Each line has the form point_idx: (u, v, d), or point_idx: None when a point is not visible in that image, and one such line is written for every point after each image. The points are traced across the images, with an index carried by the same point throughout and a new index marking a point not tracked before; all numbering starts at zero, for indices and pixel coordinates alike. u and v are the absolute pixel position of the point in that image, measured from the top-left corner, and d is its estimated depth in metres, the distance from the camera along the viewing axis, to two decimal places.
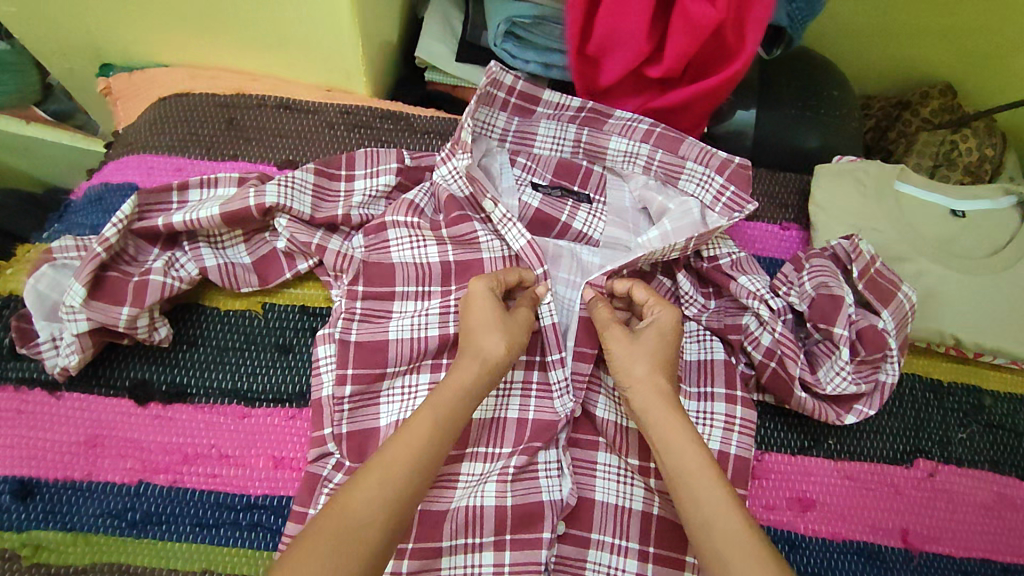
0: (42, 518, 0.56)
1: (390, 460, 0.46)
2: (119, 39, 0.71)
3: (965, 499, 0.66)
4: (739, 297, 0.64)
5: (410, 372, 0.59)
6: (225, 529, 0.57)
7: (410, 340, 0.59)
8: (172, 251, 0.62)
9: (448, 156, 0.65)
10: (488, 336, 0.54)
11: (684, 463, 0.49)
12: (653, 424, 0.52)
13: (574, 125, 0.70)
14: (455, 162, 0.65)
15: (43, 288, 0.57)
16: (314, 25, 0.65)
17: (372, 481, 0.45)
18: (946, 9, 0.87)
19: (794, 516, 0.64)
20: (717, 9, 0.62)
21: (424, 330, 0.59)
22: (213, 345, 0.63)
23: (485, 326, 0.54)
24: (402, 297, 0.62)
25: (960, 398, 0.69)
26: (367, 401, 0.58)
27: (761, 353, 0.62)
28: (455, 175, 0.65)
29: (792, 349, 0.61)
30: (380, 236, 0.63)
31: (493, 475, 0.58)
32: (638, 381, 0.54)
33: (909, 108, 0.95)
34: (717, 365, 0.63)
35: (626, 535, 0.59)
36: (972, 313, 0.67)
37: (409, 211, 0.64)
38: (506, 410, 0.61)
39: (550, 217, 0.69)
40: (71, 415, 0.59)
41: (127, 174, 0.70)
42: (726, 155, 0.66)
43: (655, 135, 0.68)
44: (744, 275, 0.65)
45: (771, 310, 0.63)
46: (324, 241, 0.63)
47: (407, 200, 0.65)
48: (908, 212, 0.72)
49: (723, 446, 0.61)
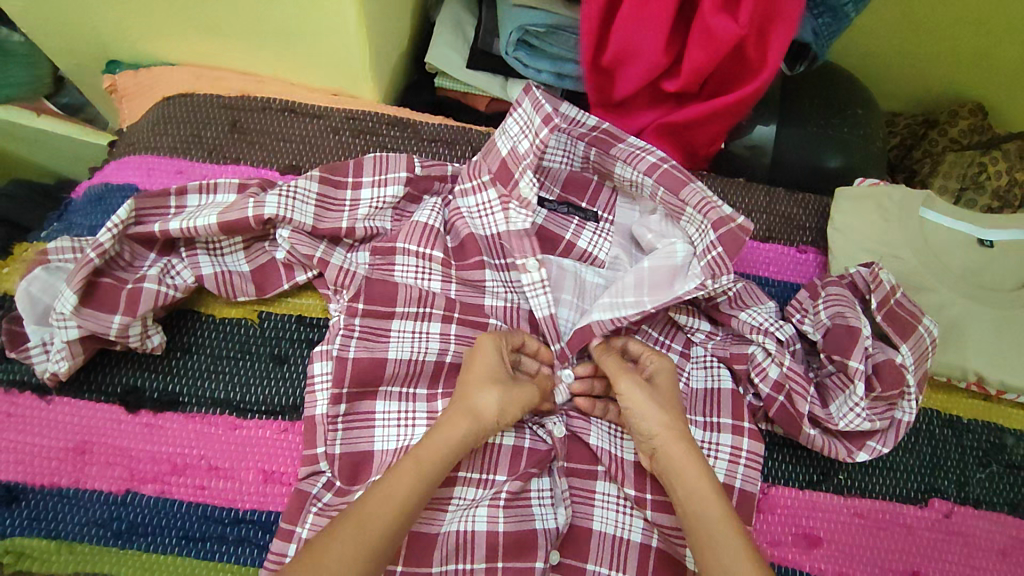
0: (26, 525, 0.55)
1: (374, 517, 0.45)
2: (126, 37, 0.70)
3: (982, 543, 0.63)
4: (743, 331, 0.62)
5: (405, 397, 0.59)
6: (212, 543, 0.56)
7: (408, 362, 0.58)
8: (168, 257, 0.61)
9: (477, 187, 0.64)
10: (482, 392, 0.52)
11: (705, 511, 0.48)
12: (673, 468, 0.51)
13: (583, 143, 0.67)
14: (486, 195, 0.64)
15: (35, 291, 0.56)
16: (323, 29, 0.64)
17: (341, 541, 0.43)
18: (979, 26, 0.84)
19: (800, 553, 0.61)
20: (740, 24, 0.59)
21: (423, 354, 0.59)
22: (207, 353, 0.61)
23: (481, 381, 0.53)
24: (402, 316, 0.60)
25: (980, 436, 0.66)
26: (364, 423, 0.57)
27: (768, 386, 0.60)
28: (485, 209, 0.64)
29: (802, 385, 0.59)
30: (385, 256, 0.62)
31: (485, 500, 0.57)
32: (655, 421, 0.53)
33: (936, 127, 0.92)
34: (723, 395, 0.61)
35: (623, 568, 0.57)
36: (996, 349, 0.64)
37: (421, 238, 0.62)
38: (501, 437, 0.59)
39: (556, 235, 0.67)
40: (60, 419, 0.58)
41: (128, 174, 0.69)
42: (728, 211, 0.60)
43: (662, 170, 0.63)
44: (744, 311, 0.63)
45: (778, 341, 0.61)
46: (326, 255, 0.61)
47: (421, 222, 0.63)
48: (934, 239, 0.69)
49: (729, 478, 0.58)
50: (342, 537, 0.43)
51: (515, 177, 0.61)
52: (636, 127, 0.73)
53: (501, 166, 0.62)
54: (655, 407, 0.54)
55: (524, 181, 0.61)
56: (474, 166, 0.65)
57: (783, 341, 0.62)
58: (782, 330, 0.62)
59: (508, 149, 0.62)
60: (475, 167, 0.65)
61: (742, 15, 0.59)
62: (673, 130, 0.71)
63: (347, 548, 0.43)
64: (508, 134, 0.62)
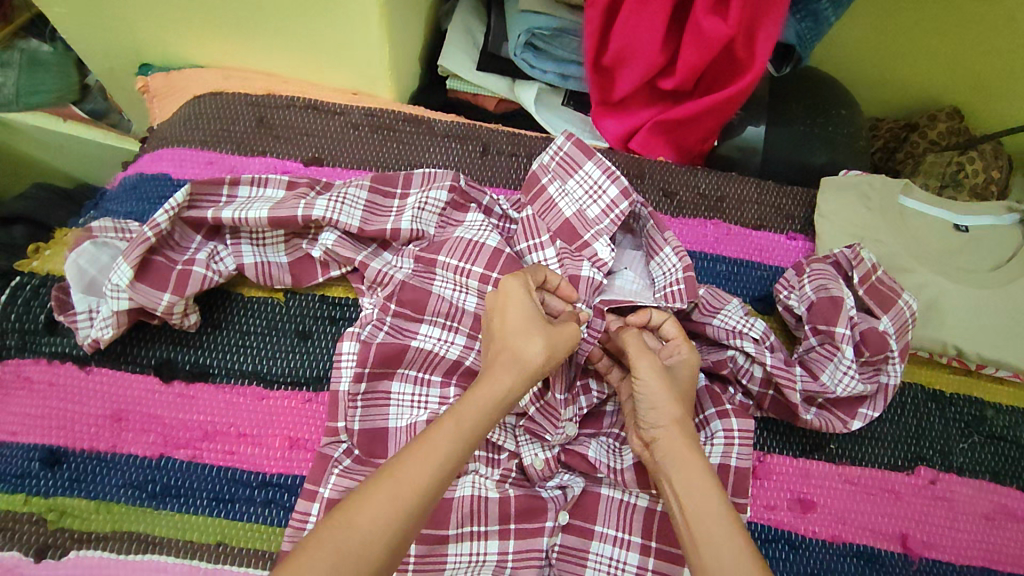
0: (67, 486, 0.59)
1: (413, 477, 0.44)
2: (159, 42, 0.76)
3: (965, 508, 0.66)
4: (719, 338, 0.64)
5: (421, 381, 0.62)
6: (240, 504, 0.59)
7: (428, 351, 0.62)
8: (214, 243, 0.66)
9: (535, 246, 0.68)
10: (528, 339, 0.53)
11: (706, 514, 0.46)
12: (677, 467, 0.50)
13: (598, 169, 0.69)
14: (544, 252, 0.67)
15: (84, 262, 0.61)
16: (344, 31, 0.69)
17: (382, 496, 0.43)
18: (954, 33, 0.90)
19: (795, 517, 0.65)
20: (730, 25, 0.64)
21: (447, 346, 0.63)
22: (236, 329, 0.65)
23: (524, 329, 0.53)
24: (429, 322, 0.64)
25: (963, 408, 0.70)
26: (379, 401, 0.61)
27: (757, 385, 0.64)
28: (542, 265, 0.67)
29: (788, 377, 0.62)
30: (428, 265, 0.65)
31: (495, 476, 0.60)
32: (666, 412, 0.53)
33: (917, 130, 0.97)
34: (700, 394, 0.64)
35: (629, 529, 0.60)
36: (974, 325, 0.68)
37: (463, 253, 0.65)
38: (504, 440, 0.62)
39: (575, 231, 0.68)
40: (98, 388, 0.62)
41: (162, 166, 0.74)
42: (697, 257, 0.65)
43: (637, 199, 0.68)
44: (716, 316, 0.65)
45: (755, 341, 0.64)
46: (366, 259, 0.65)
47: (464, 238, 0.66)
48: (913, 225, 0.74)
49: (724, 459, 0.60)
50: (377, 498, 0.43)
51: (583, 238, 0.68)
52: (636, 123, 0.79)
53: (564, 225, 0.68)
54: (669, 398, 0.54)
55: (598, 241, 0.67)
56: (528, 225, 0.68)
57: (757, 340, 0.64)
58: (755, 329, 0.64)
59: (574, 211, 0.68)
60: (529, 226, 0.68)
61: (732, 16, 0.64)
62: (669, 127, 0.77)
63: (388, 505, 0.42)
64: (572, 197, 0.69)
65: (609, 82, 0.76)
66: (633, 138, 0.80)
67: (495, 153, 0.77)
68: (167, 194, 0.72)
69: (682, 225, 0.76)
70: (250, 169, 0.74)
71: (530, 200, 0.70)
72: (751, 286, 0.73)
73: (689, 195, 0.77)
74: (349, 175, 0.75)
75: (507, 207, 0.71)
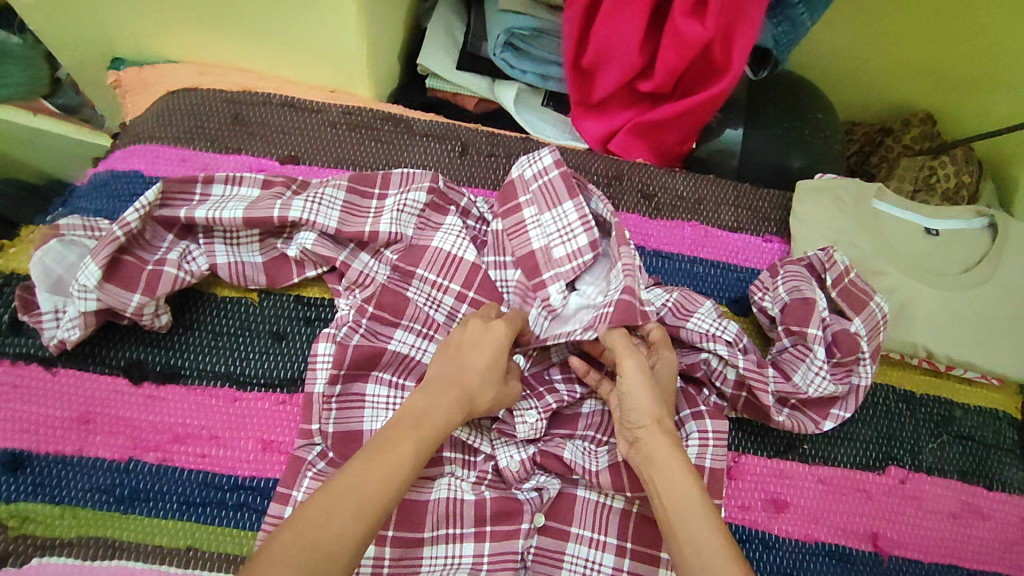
0: (30, 490, 0.57)
1: (378, 476, 0.44)
2: (131, 36, 0.74)
3: (934, 506, 0.68)
4: (693, 340, 0.64)
5: (395, 385, 0.61)
6: (212, 508, 0.58)
7: (404, 354, 0.62)
8: (185, 242, 0.65)
9: (499, 263, 0.67)
10: (486, 389, 0.54)
11: (687, 511, 0.46)
12: (659, 461, 0.50)
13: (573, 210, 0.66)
14: (506, 272, 0.67)
15: (49, 261, 0.60)
16: (321, 28, 0.68)
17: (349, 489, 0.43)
18: (927, 39, 0.92)
19: (769, 517, 0.65)
20: (706, 28, 0.64)
21: (423, 350, 0.63)
22: (208, 330, 0.64)
23: (489, 378, 0.54)
24: (406, 326, 0.63)
25: (932, 408, 0.71)
26: (354, 403, 0.60)
27: (731, 386, 0.65)
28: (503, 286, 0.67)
29: (761, 380, 0.63)
30: (404, 274, 0.65)
31: (471, 478, 0.60)
32: (647, 411, 0.53)
33: (891, 134, 0.99)
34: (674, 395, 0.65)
35: (604, 530, 0.60)
36: (943, 327, 0.69)
37: (442, 267, 0.65)
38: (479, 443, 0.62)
39: (536, 266, 0.66)
40: (64, 389, 0.60)
41: (133, 162, 0.72)
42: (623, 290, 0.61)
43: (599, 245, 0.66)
44: (690, 320, 0.65)
45: (728, 343, 0.64)
46: (348, 259, 0.65)
47: (443, 250, 0.66)
48: (886, 227, 0.75)
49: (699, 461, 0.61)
50: (345, 492, 0.43)
51: (542, 276, 0.66)
52: (615, 124, 0.79)
53: (528, 255, 0.66)
54: (645, 393, 0.54)
55: (553, 284, 0.65)
56: (495, 241, 0.68)
57: (730, 342, 0.64)
58: (728, 331, 0.65)
59: (542, 244, 0.66)
60: (496, 242, 0.68)
61: (710, 20, 0.64)
62: (647, 129, 0.77)
63: (355, 505, 0.42)
64: (544, 230, 0.66)
65: (589, 83, 0.76)
66: (612, 139, 0.80)
67: (475, 153, 0.76)
68: (138, 191, 0.71)
69: (659, 227, 0.76)
70: (225, 167, 0.73)
71: (503, 213, 0.68)
72: (727, 288, 0.74)
73: (666, 198, 0.77)
74: (325, 174, 0.74)
75: (484, 209, 0.71)
